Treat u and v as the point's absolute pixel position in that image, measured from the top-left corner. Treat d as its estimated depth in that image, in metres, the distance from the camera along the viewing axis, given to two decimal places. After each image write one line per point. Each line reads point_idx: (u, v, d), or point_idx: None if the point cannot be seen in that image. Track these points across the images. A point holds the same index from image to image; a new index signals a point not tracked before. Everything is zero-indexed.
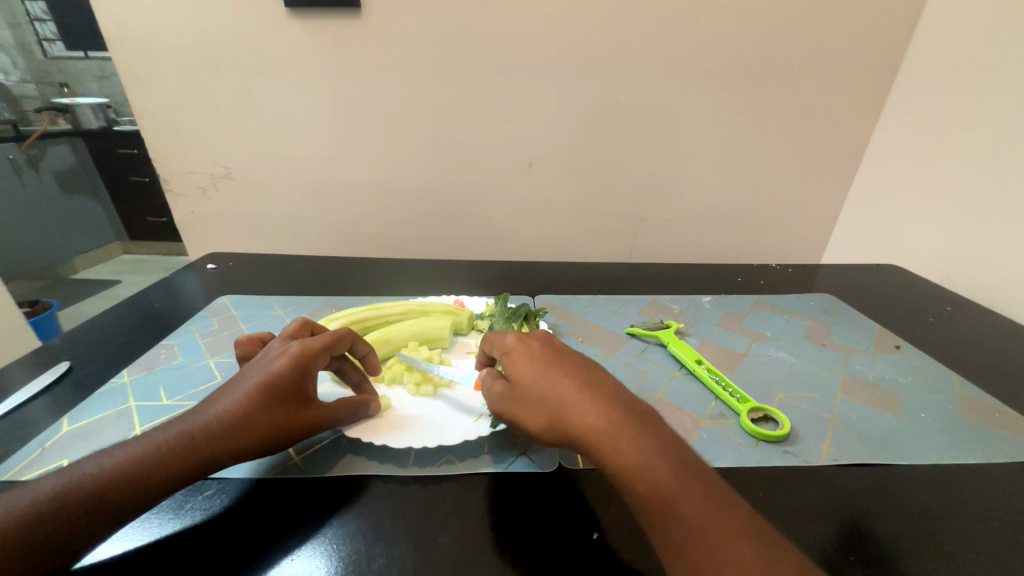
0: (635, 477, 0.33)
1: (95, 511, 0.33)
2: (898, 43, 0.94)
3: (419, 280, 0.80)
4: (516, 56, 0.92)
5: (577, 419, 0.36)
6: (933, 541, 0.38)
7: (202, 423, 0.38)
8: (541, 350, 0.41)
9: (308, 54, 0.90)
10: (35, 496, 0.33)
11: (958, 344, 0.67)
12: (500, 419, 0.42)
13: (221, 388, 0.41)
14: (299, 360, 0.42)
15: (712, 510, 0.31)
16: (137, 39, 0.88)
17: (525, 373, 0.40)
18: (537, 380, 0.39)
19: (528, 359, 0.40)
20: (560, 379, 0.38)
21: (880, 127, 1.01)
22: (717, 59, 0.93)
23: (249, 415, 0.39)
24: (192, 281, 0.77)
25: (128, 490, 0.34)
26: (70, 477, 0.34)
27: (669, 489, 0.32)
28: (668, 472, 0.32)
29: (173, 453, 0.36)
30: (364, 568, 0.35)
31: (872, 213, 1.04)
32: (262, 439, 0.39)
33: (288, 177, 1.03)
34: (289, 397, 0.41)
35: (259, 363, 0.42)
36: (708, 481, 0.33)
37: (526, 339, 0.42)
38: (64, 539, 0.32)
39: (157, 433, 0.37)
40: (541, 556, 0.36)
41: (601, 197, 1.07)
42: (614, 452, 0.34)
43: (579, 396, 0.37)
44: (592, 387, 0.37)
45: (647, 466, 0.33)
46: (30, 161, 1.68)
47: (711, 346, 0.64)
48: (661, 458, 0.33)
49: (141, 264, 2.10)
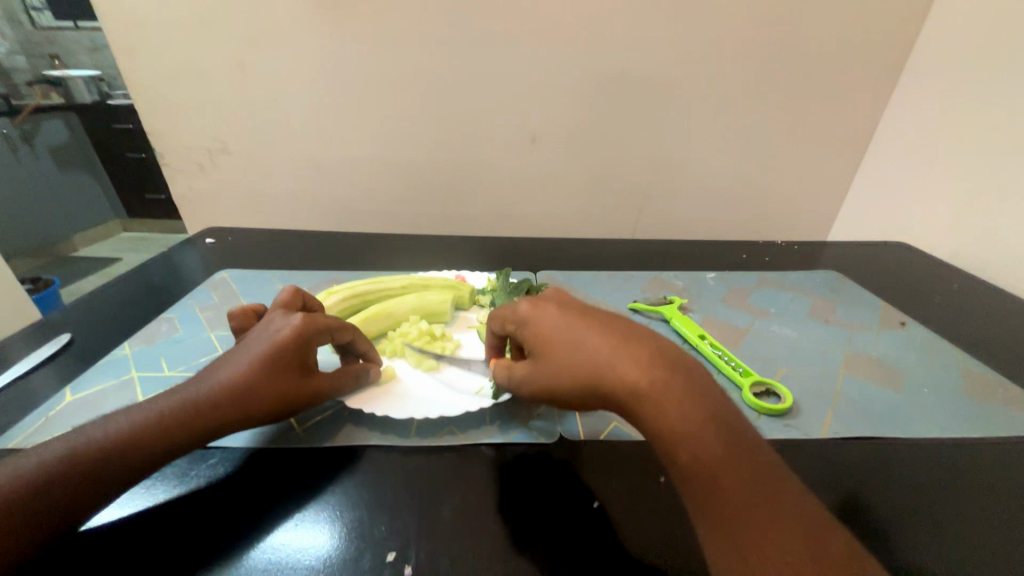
0: (675, 442, 0.32)
1: (103, 476, 0.34)
2: (920, 9, 0.89)
3: (420, 256, 0.79)
4: (517, 26, 0.88)
5: (613, 379, 0.35)
6: (930, 513, 0.38)
7: (206, 391, 0.38)
8: (562, 314, 0.40)
9: (301, 22, 0.86)
10: (42, 460, 0.33)
11: (963, 323, 0.66)
12: (525, 397, 0.42)
13: (220, 359, 0.41)
14: (306, 334, 0.41)
15: (754, 475, 0.31)
16: (124, 6, 0.84)
17: (550, 342, 0.39)
18: (564, 344, 0.38)
19: (548, 325, 0.39)
20: (591, 341, 0.37)
21: (894, 102, 0.98)
22: (727, 28, 0.89)
23: (253, 384, 0.39)
24: (190, 256, 0.76)
25: (135, 457, 0.35)
26: (77, 442, 0.34)
27: (709, 453, 0.31)
28: (712, 440, 0.32)
29: (179, 421, 0.37)
30: (365, 536, 0.35)
31: (881, 190, 1.02)
32: (266, 407, 0.40)
33: (285, 151, 1.00)
34: (295, 367, 0.41)
35: (261, 332, 0.42)
36: (750, 449, 0.32)
37: (543, 305, 0.41)
38: (67, 504, 0.32)
39: (162, 401, 0.37)
40: (543, 527, 0.36)
41: (605, 173, 1.05)
42: (654, 416, 0.33)
43: (613, 354, 0.36)
44: (626, 343, 0.36)
45: (688, 430, 0.32)
46: (24, 137, 1.71)
47: (714, 322, 0.63)
48: (704, 423, 0.32)
49: (140, 242, 2.02)
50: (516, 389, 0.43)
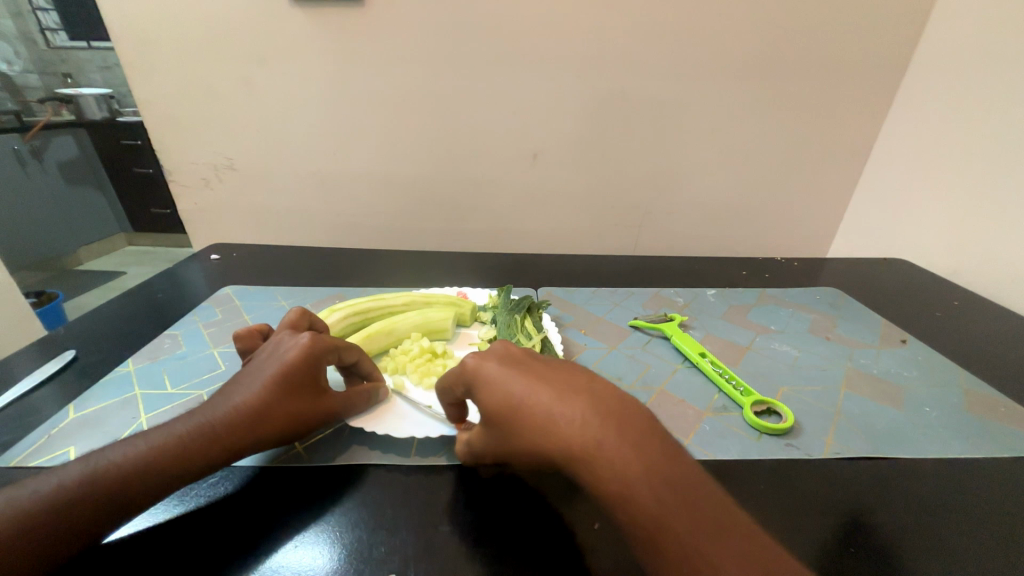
0: (617, 503, 0.30)
1: (119, 498, 0.33)
2: (910, 31, 0.92)
3: (422, 272, 0.80)
4: (519, 47, 0.90)
5: (553, 441, 0.32)
6: (934, 535, 0.38)
7: (221, 414, 0.38)
8: (502, 370, 0.37)
9: (310, 43, 0.89)
10: (62, 482, 0.33)
11: (963, 338, 0.66)
12: (489, 462, 0.40)
13: (231, 382, 0.42)
14: (313, 354, 0.42)
15: (703, 535, 0.28)
16: (139, 28, 0.87)
17: (490, 403, 0.36)
18: (504, 404, 0.35)
19: (487, 385, 0.36)
20: (531, 399, 0.34)
21: (888, 120, 1.00)
22: (724, 48, 0.92)
23: (268, 406, 0.40)
24: (195, 271, 0.77)
25: (149, 481, 0.34)
26: (95, 464, 0.34)
27: (654, 516, 0.29)
28: (653, 497, 0.29)
29: (193, 444, 0.37)
30: (366, 556, 0.35)
31: (880, 206, 1.03)
32: (282, 428, 0.40)
33: (291, 168, 1.02)
34: (306, 387, 0.41)
35: (271, 354, 0.42)
36: (697, 501, 0.30)
37: (483, 361, 0.38)
38: (79, 526, 0.32)
39: (177, 426, 0.38)
40: (537, 553, 0.35)
41: (605, 189, 1.07)
42: (595, 477, 0.31)
43: (552, 411, 0.33)
44: (564, 398, 0.34)
45: (628, 490, 0.30)
46: (33, 153, 1.66)
47: (715, 339, 0.63)
48: (643, 481, 0.30)
49: (146, 255, 2.07)
50: (479, 459, 0.40)
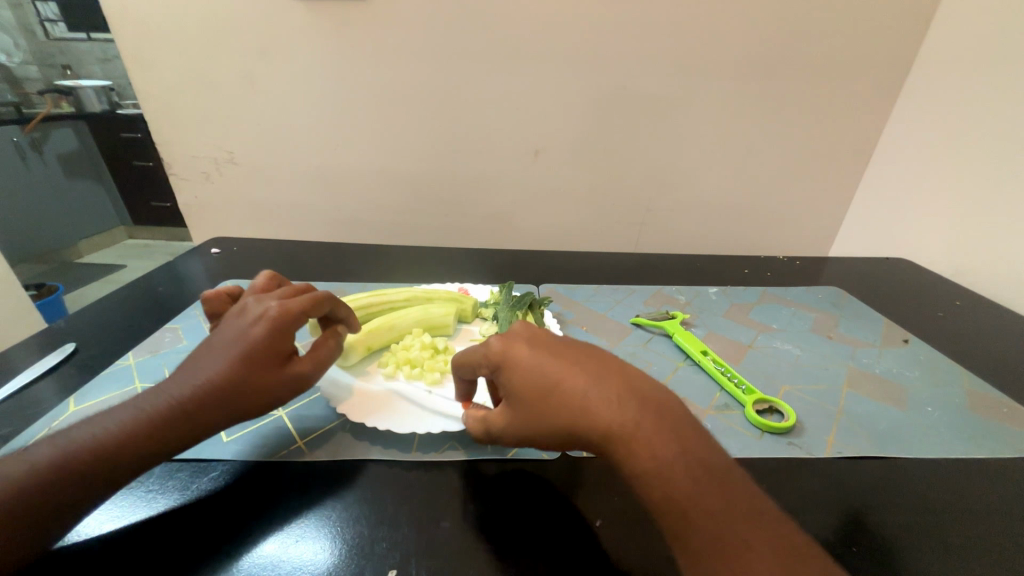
0: (649, 480, 0.31)
1: (94, 478, 0.33)
2: (917, 28, 0.91)
3: (422, 268, 0.79)
4: (521, 42, 0.90)
5: (589, 422, 0.34)
6: (937, 535, 0.38)
7: (188, 391, 0.38)
8: (534, 352, 0.38)
9: (311, 36, 0.88)
10: (33, 466, 0.33)
11: (966, 339, 0.66)
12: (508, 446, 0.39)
13: (192, 360, 0.40)
14: (280, 323, 0.41)
15: (732, 516, 0.29)
16: (139, 19, 0.86)
17: (523, 383, 0.37)
18: (537, 386, 0.36)
19: (520, 367, 0.37)
20: (568, 381, 0.35)
21: (892, 119, 0.99)
22: (729, 45, 0.91)
23: (233, 380, 0.39)
24: (194, 265, 0.77)
25: (123, 459, 0.35)
26: (66, 446, 0.34)
27: (685, 494, 0.30)
28: (685, 477, 0.31)
29: (165, 421, 0.36)
30: (365, 552, 0.35)
31: (883, 205, 1.02)
32: (250, 400, 0.39)
33: (291, 162, 1.02)
34: (273, 356, 0.41)
35: (235, 327, 0.41)
36: (726, 483, 0.31)
37: (513, 344, 0.39)
38: (58, 507, 0.32)
39: (146, 403, 0.37)
40: (543, 546, 0.35)
41: (606, 186, 1.06)
42: (630, 457, 0.32)
43: (588, 395, 0.35)
44: (599, 381, 0.35)
45: (661, 470, 0.31)
46: (33, 145, 1.64)
47: (716, 337, 0.63)
48: (675, 460, 0.31)
49: (145, 250, 2.06)
50: (497, 439, 0.40)
